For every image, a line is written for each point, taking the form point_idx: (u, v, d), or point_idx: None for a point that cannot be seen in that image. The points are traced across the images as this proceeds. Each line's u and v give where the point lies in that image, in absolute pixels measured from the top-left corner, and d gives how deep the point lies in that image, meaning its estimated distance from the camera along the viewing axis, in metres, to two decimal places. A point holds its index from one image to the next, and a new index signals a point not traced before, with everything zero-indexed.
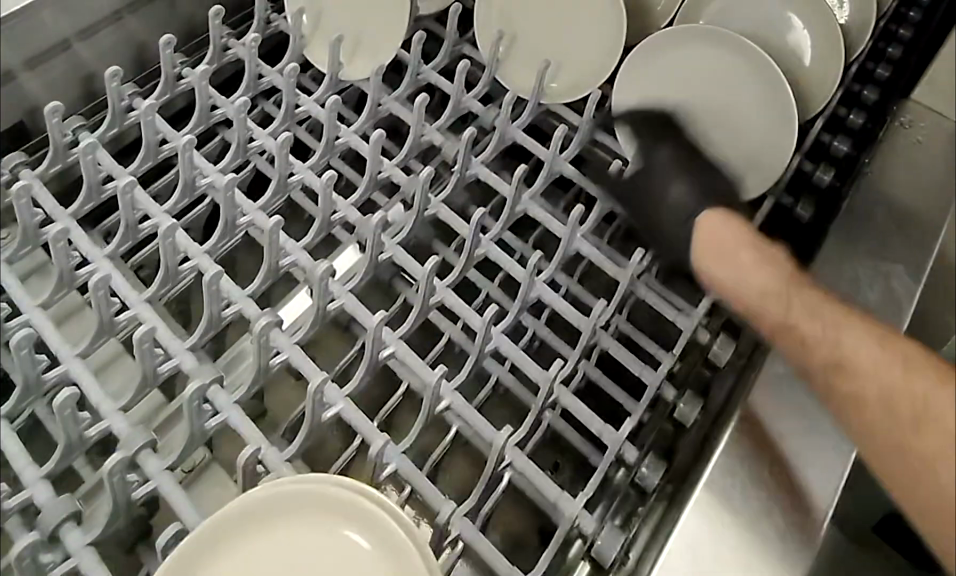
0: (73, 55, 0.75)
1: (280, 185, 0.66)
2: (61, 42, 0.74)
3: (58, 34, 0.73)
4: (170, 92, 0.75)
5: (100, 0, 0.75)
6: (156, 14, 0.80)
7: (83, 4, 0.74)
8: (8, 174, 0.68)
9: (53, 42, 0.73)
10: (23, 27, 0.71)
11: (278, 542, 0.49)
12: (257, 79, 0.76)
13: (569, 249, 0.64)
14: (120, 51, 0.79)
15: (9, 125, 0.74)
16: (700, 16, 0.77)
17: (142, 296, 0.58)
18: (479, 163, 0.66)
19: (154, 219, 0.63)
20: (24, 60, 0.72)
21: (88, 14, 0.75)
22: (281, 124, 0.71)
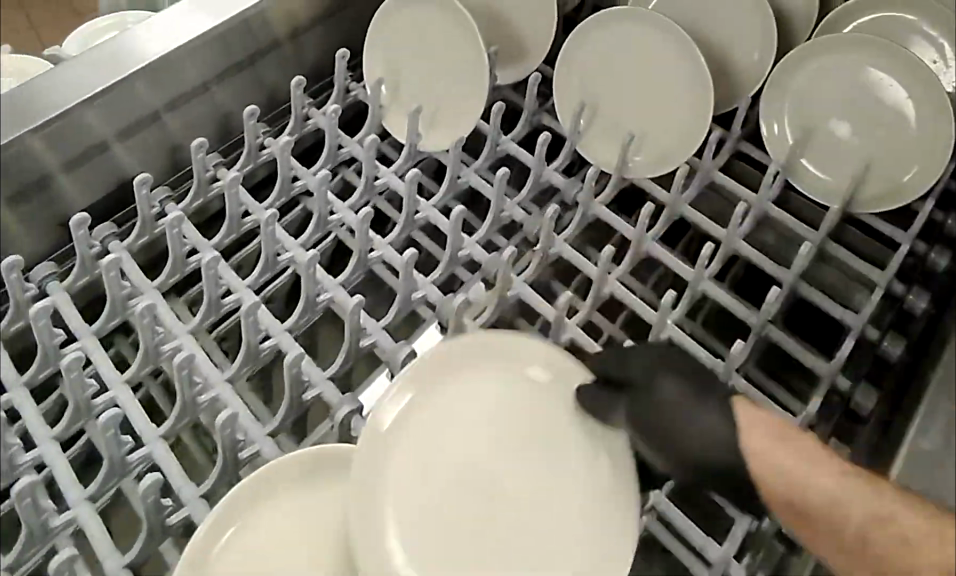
0: (163, 126, 0.78)
1: (360, 261, 0.65)
2: (152, 113, 0.76)
3: (149, 106, 0.76)
4: (253, 162, 0.76)
5: (191, 72, 0.77)
6: (241, 84, 0.83)
7: (174, 77, 0.76)
8: (99, 246, 0.70)
9: (146, 112, 0.76)
10: (116, 100, 0.73)
11: (284, 503, 0.53)
12: (336, 149, 0.76)
13: (661, 336, 0.59)
14: (207, 121, 0.82)
15: (101, 195, 0.76)
16: (788, 89, 0.71)
17: (224, 377, 0.58)
18: (561, 241, 0.64)
19: (237, 294, 0.63)
20: (117, 131, 0.74)
21: (179, 85, 0.77)
22: (361, 196, 0.72)
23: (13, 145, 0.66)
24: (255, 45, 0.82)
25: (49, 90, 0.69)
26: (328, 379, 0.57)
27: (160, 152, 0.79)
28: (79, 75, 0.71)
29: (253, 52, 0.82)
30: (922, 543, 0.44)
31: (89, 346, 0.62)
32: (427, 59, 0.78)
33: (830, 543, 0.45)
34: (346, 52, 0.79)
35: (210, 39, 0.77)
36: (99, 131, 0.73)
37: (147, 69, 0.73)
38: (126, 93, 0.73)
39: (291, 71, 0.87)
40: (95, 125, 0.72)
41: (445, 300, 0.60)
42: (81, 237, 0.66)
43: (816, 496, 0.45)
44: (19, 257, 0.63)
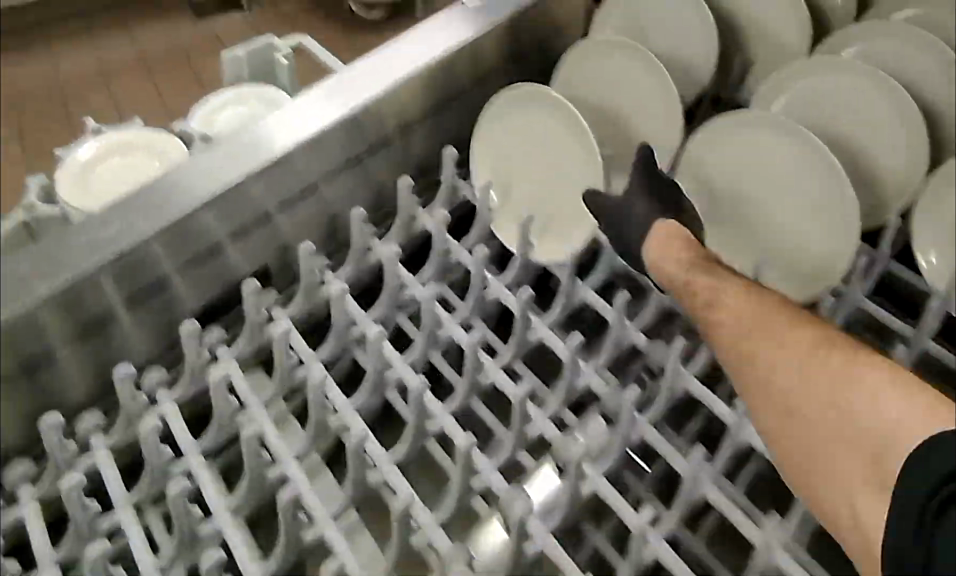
0: (273, 226, 0.78)
1: (470, 386, 0.63)
2: (263, 214, 0.76)
3: (261, 207, 0.76)
4: (360, 269, 0.76)
5: (303, 172, 0.77)
6: (351, 182, 0.83)
7: (286, 177, 0.76)
8: (207, 352, 0.70)
9: (258, 213, 0.76)
10: (231, 200, 0.72)
11: None
12: (444, 256, 0.74)
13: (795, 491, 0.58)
14: (317, 219, 0.82)
15: (212, 295, 0.77)
16: None
17: (329, 513, 0.57)
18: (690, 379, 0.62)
19: (343, 416, 0.61)
20: (232, 232, 0.74)
21: (292, 184, 0.77)
22: (470, 311, 0.69)
23: (133, 249, 0.66)
24: (365, 143, 0.82)
25: (173, 189, 0.70)
26: (438, 525, 0.54)
27: (270, 252, 0.80)
28: (202, 174, 0.72)
29: (363, 150, 0.82)
30: (833, 365, 0.57)
31: (195, 464, 0.61)
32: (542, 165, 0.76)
33: (735, 344, 0.61)
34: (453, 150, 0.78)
35: (324, 137, 0.77)
36: (213, 233, 0.73)
37: (265, 169, 0.73)
38: (241, 193, 0.73)
39: (398, 167, 0.88)
40: (212, 229, 0.72)
41: (564, 439, 0.58)
42: (190, 344, 0.66)
43: (722, 303, 0.63)
44: (132, 368, 0.62)
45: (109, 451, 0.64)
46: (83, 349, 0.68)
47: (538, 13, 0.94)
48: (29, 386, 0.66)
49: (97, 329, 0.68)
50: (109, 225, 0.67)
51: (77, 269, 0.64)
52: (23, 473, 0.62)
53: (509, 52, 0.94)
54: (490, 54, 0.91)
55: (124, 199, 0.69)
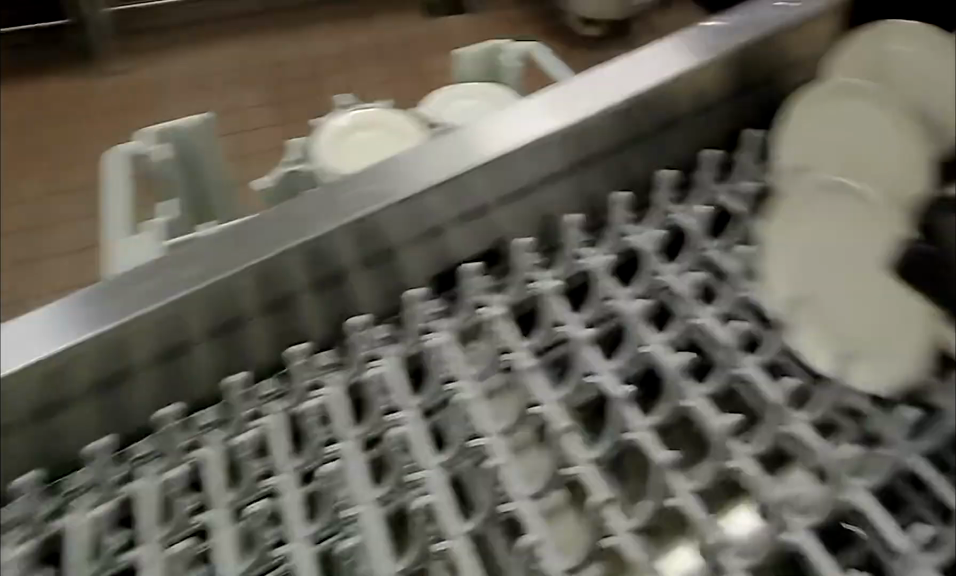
0: (443, 239, 0.84)
1: (616, 435, 0.70)
2: (435, 228, 0.82)
3: (434, 221, 0.82)
4: (520, 293, 0.81)
5: (476, 194, 0.83)
6: (520, 210, 0.87)
7: (458, 195, 0.82)
8: (368, 348, 0.75)
9: (433, 225, 0.82)
10: (406, 210, 0.79)
11: None
12: (602, 300, 0.80)
13: None
14: (487, 241, 0.87)
15: (382, 296, 0.84)
16: None
17: (460, 528, 0.62)
18: (861, 488, 0.66)
19: (487, 438, 0.68)
20: (406, 240, 0.81)
21: (470, 202, 0.83)
22: (626, 362, 0.75)
23: (320, 240, 0.76)
24: (540, 173, 0.85)
25: (355, 196, 0.79)
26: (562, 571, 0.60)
27: (443, 264, 0.85)
28: (394, 184, 0.80)
29: (535, 179, 0.85)
30: None
31: (348, 453, 0.66)
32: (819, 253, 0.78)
33: None
34: (624, 199, 0.84)
35: (499, 163, 0.82)
36: (388, 240, 0.80)
37: (441, 186, 0.80)
38: (414, 206, 0.79)
39: (575, 202, 0.90)
40: (390, 232, 0.80)
41: (705, 520, 0.63)
42: (356, 338, 0.75)
43: None
44: (304, 345, 0.72)
45: (283, 417, 0.70)
46: (272, 320, 0.78)
47: (742, 62, 0.91)
48: (225, 343, 0.77)
49: (285, 306, 0.78)
50: (305, 218, 0.77)
51: (273, 250, 0.75)
52: (209, 420, 0.70)
53: (711, 99, 0.92)
54: (684, 100, 0.90)
55: (315, 200, 0.78)
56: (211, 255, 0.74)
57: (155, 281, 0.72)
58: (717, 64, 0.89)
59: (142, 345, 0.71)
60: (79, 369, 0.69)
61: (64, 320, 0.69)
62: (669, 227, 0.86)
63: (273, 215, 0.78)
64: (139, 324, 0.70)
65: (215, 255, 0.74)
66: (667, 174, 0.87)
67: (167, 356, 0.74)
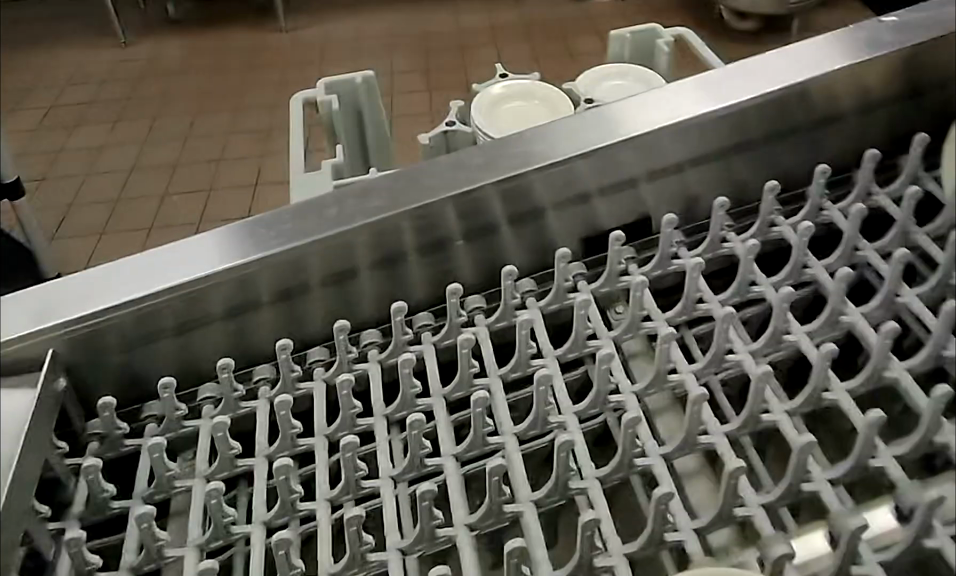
0: (589, 207, 0.86)
1: (751, 416, 0.69)
2: (583, 196, 0.85)
3: (583, 189, 0.85)
4: (662, 268, 0.82)
5: (628, 166, 0.85)
6: (666, 188, 0.88)
7: (612, 165, 0.84)
8: (520, 298, 0.80)
9: (581, 192, 0.85)
10: (561, 173, 0.83)
11: None
12: (747, 285, 0.79)
13: None
14: (629, 216, 0.89)
15: (523, 254, 0.88)
16: None
17: (595, 471, 0.66)
18: None
19: (623, 398, 0.71)
20: (554, 202, 0.85)
21: (616, 175, 0.85)
22: (763, 347, 0.74)
23: (478, 191, 0.81)
24: (692, 153, 0.86)
25: (513, 155, 0.83)
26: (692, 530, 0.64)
27: (586, 231, 0.88)
28: (550, 145, 0.83)
29: (686, 159, 0.86)
30: None
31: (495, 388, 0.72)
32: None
33: None
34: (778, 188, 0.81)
35: (655, 139, 0.84)
36: (538, 200, 0.84)
37: (594, 154, 0.82)
38: (568, 172, 0.83)
39: (728, 182, 0.90)
40: (542, 194, 0.83)
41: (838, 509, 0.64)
42: (506, 287, 0.77)
43: None
44: (460, 287, 0.75)
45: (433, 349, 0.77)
46: (425, 261, 0.84)
47: (914, 63, 0.88)
48: (382, 277, 0.83)
49: (439, 250, 0.84)
50: (467, 169, 0.82)
51: (436, 194, 0.80)
52: (372, 340, 0.78)
53: (876, 98, 0.89)
54: (847, 96, 0.88)
55: (476, 156, 0.83)
56: (380, 194, 0.81)
57: (335, 210, 0.80)
58: (889, 61, 0.86)
59: (312, 268, 0.79)
60: (259, 279, 0.77)
61: (256, 235, 0.78)
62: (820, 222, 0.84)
63: (436, 163, 0.83)
64: (311, 248, 0.78)
65: (388, 193, 0.81)
66: (823, 169, 0.82)
67: (333, 280, 0.81)
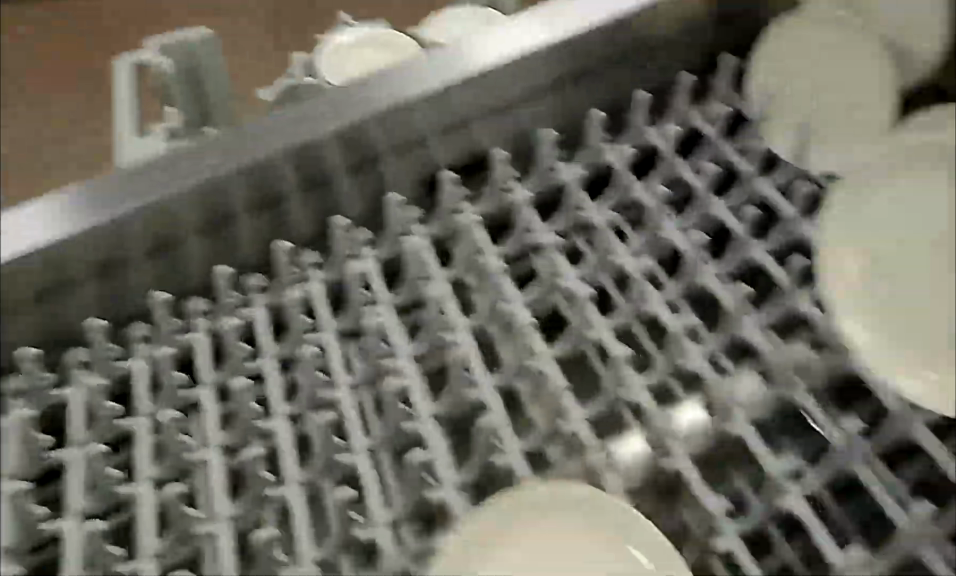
0: (424, 152, 0.88)
1: (630, 307, 0.74)
2: (419, 138, 0.87)
3: (419, 132, 0.86)
4: (497, 204, 0.83)
5: (463, 105, 0.87)
6: (498, 126, 0.91)
7: (446, 105, 0.86)
8: (403, 229, 0.81)
9: (418, 134, 0.86)
10: (398, 119, 0.84)
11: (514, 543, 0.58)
12: (623, 191, 0.83)
13: None
14: (461, 153, 0.92)
15: (373, 200, 0.88)
16: None
17: (491, 379, 0.69)
18: None
19: (513, 306, 0.71)
20: (393, 147, 0.86)
21: (449, 115, 0.87)
22: (644, 246, 0.79)
23: (312, 141, 0.80)
24: (526, 88, 0.90)
25: (344, 103, 0.83)
26: (584, 420, 0.65)
27: (420, 174, 0.90)
28: (386, 90, 0.84)
29: (515, 98, 0.90)
30: None
31: (388, 314, 0.74)
32: (888, 197, 0.74)
33: None
34: (603, 116, 0.85)
35: (486, 79, 0.86)
36: (377, 146, 0.85)
37: (426, 98, 0.84)
38: (404, 117, 0.84)
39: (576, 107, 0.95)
40: (378, 139, 0.84)
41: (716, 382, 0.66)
42: (394, 213, 0.80)
43: None
44: (346, 218, 0.78)
45: (323, 284, 0.78)
46: (257, 219, 0.83)
47: None
48: (251, 223, 0.83)
49: (303, 192, 0.84)
50: (306, 121, 0.81)
51: (272, 146, 0.79)
52: (256, 283, 0.78)
53: (702, 22, 0.96)
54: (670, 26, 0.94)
55: (311, 106, 0.82)
56: (212, 150, 0.79)
57: (163, 172, 0.77)
58: None
59: (139, 235, 0.76)
60: (85, 248, 0.74)
61: (97, 195, 0.75)
62: (642, 145, 0.88)
63: (275, 117, 0.81)
64: (139, 213, 0.75)
65: (223, 148, 0.79)
66: (643, 97, 0.87)
67: (160, 249, 0.79)
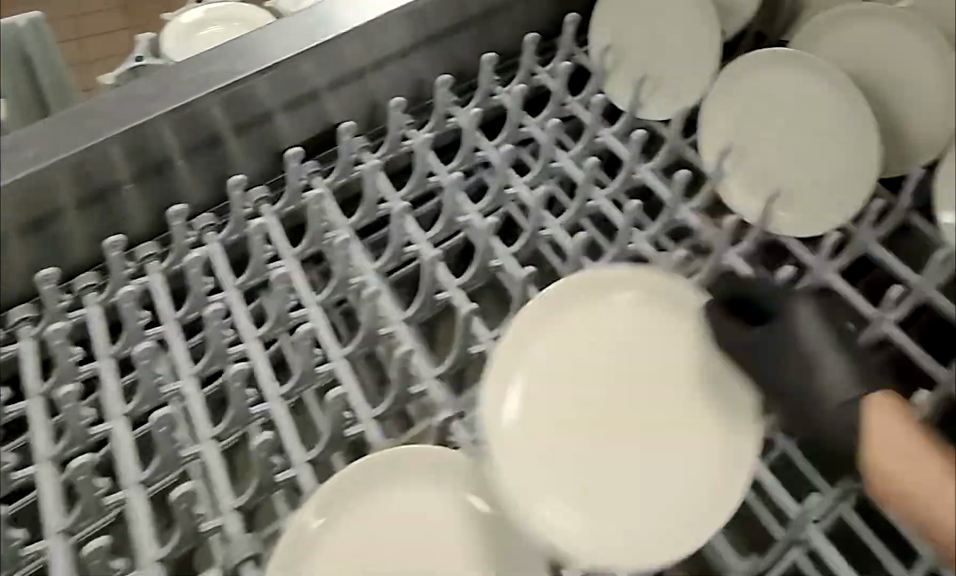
0: (272, 127, 0.82)
1: (482, 267, 0.71)
2: (264, 114, 0.80)
3: (264, 107, 0.80)
4: (346, 176, 0.80)
5: (311, 76, 0.81)
6: (352, 96, 0.85)
7: (292, 79, 0.80)
8: (252, 207, 0.78)
9: (261, 110, 0.80)
10: (241, 96, 0.77)
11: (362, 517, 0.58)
12: (473, 151, 0.80)
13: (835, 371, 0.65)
14: (317, 128, 0.85)
15: (215, 181, 0.82)
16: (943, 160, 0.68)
17: (339, 351, 0.65)
18: (735, 257, 0.72)
19: (364, 277, 0.68)
20: (235, 125, 0.79)
21: (296, 86, 0.81)
22: (490, 202, 0.76)
23: (146, 125, 0.73)
24: (380, 54, 0.84)
25: (176, 82, 0.75)
26: (435, 379, 0.63)
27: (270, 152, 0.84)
28: (224, 65, 0.77)
29: (369, 63, 0.84)
30: None
31: (230, 298, 0.71)
32: (625, 287, 0.64)
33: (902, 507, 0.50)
34: (450, 80, 0.81)
35: (334, 46, 0.80)
36: (216, 125, 0.78)
37: (267, 71, 0.77)
38: (245, 93, 0.77)
39: (437, 68, 0.89)
40: (218, 117, 0.77)
41: None
42: (237, 196, 0.75)
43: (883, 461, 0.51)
44: (184, 208, 0.74)
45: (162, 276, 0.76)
46: (90, 213, 0.76)
47: None
48: (79, 218, 0.75)
49: (137, 180, 0.77)
50: (133, 103, 0.74)
51: (100, 133, 0.72)
52: (89, 282, 0.76)
53: None
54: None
55: (138, 86, 0.75)
56: (33, 142, 0.71)
57: None
58: None
59: None
60: None
61: None
62: (491, 103, 0.85)
63: (97, 103, 0.74)
64: None
65: (49, 140, 0.71)
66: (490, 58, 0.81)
67: None
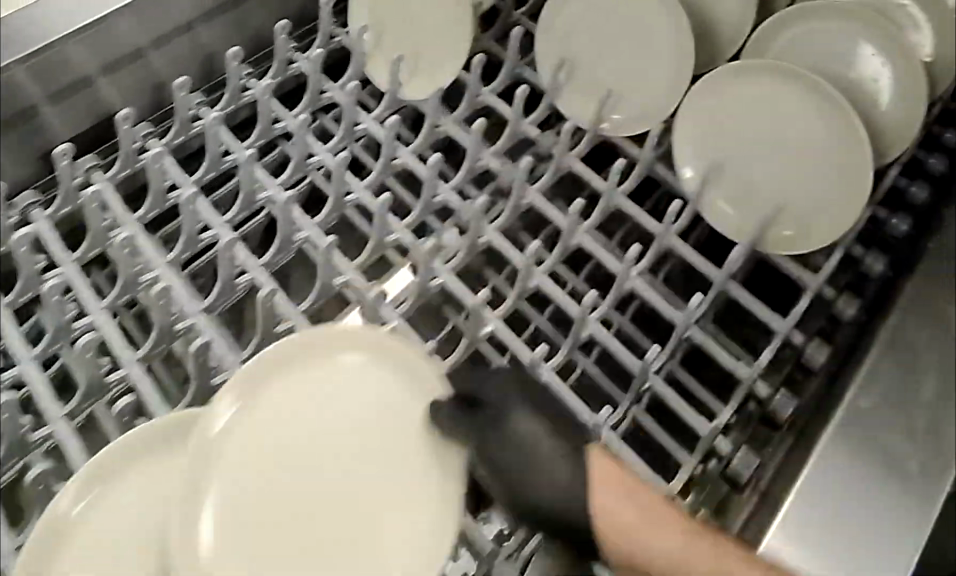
0: (95, 90, 0.74)
1: (337, 204, 0.68)
2: (84, 78, 0.73)
3: (82, 71, 0.72)
4: (185, 134, 0.75)
5: (131, 33, 0.73)
6: (179, 49, 0.79)
7: (109, 42, 0.72)
8: (82, 177, 0.71)
9: (77, 75, 0.72)
10: (52, 61, 0.69)
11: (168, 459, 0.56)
12: (318, 94, 0.78)
13: (663, 246, 0.67)
14: (144, 89, 0.78)
15: (33, 158, 0.74)
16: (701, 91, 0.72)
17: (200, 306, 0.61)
18: (573, 157, 0.72)
19: (215, 230, 0.66)
20: (49, 93, 0.71)
21: (115, 47, 0.73)
22: (340, 141, 0.74)
23: None
24: (208, 7, 0.78)
25: None
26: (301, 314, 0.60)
27: (94, 119, 0.76)
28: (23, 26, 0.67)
29: (196, 16, 0.78)
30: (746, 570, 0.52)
31: (70, 273, 0.63)
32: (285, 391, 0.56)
33: None
34: (286, 25, 0.77)
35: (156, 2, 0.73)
36: (27, 96, 0.69)
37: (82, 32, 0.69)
38: (58, 57, 0.69)
39: (271, 16, 0.84)
40: (27, 86, 0.69)
41: (417, 244, 0.63)
42: (65, 168, 0.67)
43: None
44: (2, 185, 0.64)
45: None
46: None
47: None
48: None
49: None
50: None
51: None
52: None
53: None
54: None
55: None
56: None
57: None
58: None
59: None
60: None
61: None
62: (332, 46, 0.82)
63: None
64: None
65: None
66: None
67: None
